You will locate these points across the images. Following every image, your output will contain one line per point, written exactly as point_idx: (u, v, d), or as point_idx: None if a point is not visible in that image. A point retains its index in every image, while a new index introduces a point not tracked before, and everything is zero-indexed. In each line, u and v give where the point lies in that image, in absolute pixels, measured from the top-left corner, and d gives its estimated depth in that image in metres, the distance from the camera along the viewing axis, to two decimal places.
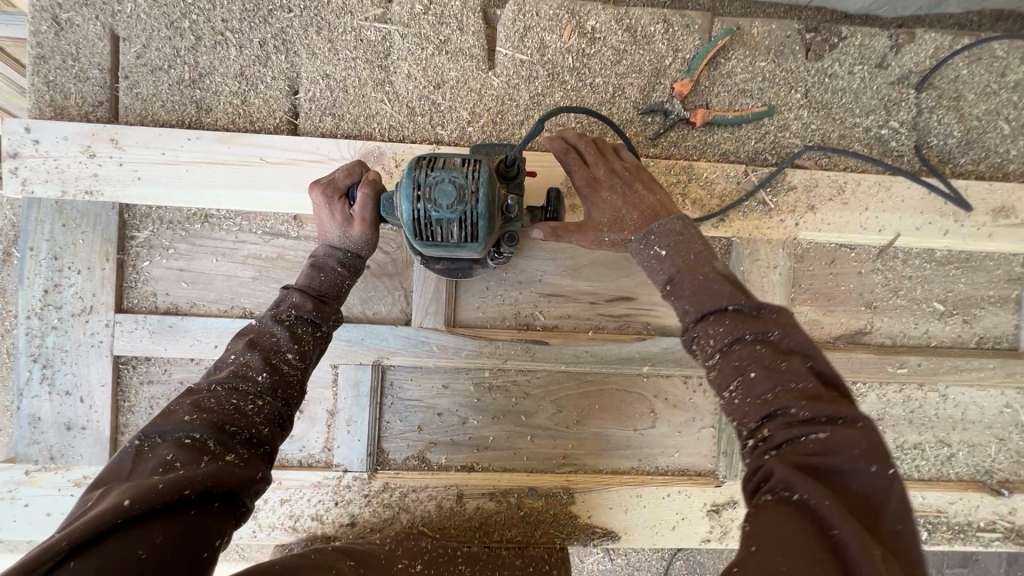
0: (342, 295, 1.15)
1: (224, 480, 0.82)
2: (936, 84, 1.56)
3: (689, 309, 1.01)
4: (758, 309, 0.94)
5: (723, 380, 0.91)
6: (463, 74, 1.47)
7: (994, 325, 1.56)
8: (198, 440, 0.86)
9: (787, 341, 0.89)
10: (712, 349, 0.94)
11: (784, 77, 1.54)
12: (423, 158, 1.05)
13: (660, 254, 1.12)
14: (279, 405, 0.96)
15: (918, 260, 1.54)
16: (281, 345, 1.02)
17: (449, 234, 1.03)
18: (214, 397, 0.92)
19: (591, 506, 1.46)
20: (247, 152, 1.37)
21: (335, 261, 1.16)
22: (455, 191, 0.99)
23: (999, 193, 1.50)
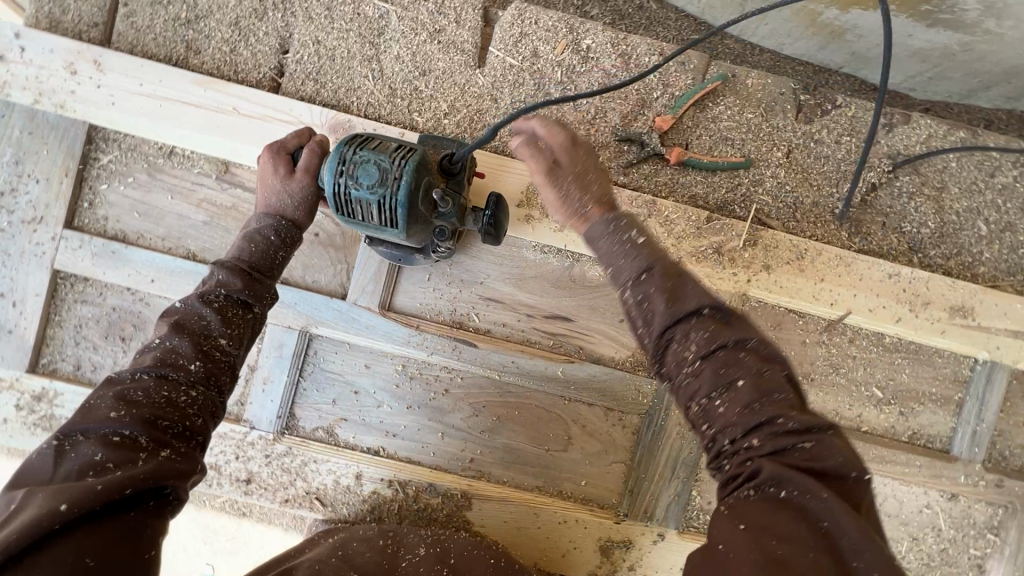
0: (276, 268, 1.12)
1: (161, 476, 0.80)
2: (920, 171, 1.54)
3: (666, 310, 0.91)
4: (725, 316, 0.92)
5: (707, 386, 0.87)
6: (451, 67, 1.49)
7: (930, 423, 1.53)
8: (128, 436, 0.83)
9: (765, 349, 0.90)
10: (694, 354, 0.89)
11: (769, 133, 1.52)
12: (358, 137, 1.09)
13: (636, 241, 1.00)
14: (213, 396, 0.95)
15: (865, 341, 1.52)
16: (212, 330, 0.98)
17: (368, 213, 1.06)
18: (142, 389, 0.89)
19: (486, 516, 1.45)
20: (222, 99, 1.38)
21: (275, 220, 1.14)
22: (377, 173, 1.03)
23: (960, 292, 1.48)
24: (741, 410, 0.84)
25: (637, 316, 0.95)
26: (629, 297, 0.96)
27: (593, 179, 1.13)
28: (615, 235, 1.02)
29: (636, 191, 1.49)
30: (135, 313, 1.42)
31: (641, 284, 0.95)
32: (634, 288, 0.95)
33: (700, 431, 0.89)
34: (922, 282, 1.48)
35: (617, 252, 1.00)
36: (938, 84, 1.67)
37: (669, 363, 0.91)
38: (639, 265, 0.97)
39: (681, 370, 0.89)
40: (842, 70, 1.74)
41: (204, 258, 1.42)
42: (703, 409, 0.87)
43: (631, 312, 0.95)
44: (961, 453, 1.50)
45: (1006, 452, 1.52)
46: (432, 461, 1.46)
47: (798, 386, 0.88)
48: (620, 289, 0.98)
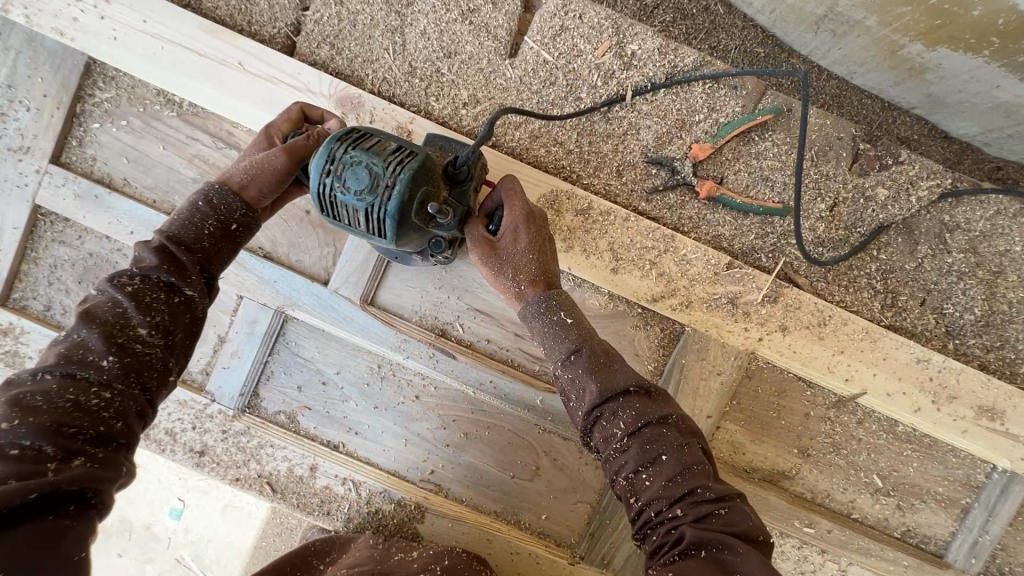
0: (205, 239, 1.00)
1: (76, 478, 0.77)
2: (977, 249, 1.38)
3: (596, 389, 0.95)
4: (649, 392, 0.97)
5: (633, 460, 0.91)
6: (479, 52, 1.36)
7: (927, 522, 1.41)
8: (27, 448, 0.76)
9: (686, 423, 0.95)
10: (621, 432, 0.92)
11: (816, 180, 1.37)
12: (354, 133, 0.99)
13: (565, 322, 1.03)
14: (134, 394, 0.86)
15: (876, 425, 1.39)
16: (128, 320, 0.89)
17: (356, 219, 0.98)
18: (42, 392, 0.80)
19: (436, 532, 1.38)
20: (229, 53, 1.28)
21: (221, 185, 1.04)
22: (367, 178, 0.93)
23: (993, 392, 1.33)
24: (666, 485, 0.88)
25: (569, 392, 0.99)
26: (561, 374, 1.00)
27: (532, 259, 1.10)
28: (545, 316, 1.04)
29: (656, 221, 1.36)
30: (111, 262, 1.37)
31: (571, 364, 0.99)
32: (565, 367, 0.99)
33: (628, 503, 0.92)
34: (951, 373, 1.33)
35: (548, 334, 1.03)
36: (1016, 145, 1.47)
37: (597, 439, 0.94)
38: (569, 345, 1.00)
39: (609, 445, 0.93)
40: (914, 111, 1.56)
41: None
42: (630, 482, 0.91)
43: (564, 388, 1.00)
44: (955, 561, 1.38)
45: (1008, 569, 1.39)
46: (390, 466, 1.40)
47: (710, 456, 0.95)
48: (552, 366, 1.02)
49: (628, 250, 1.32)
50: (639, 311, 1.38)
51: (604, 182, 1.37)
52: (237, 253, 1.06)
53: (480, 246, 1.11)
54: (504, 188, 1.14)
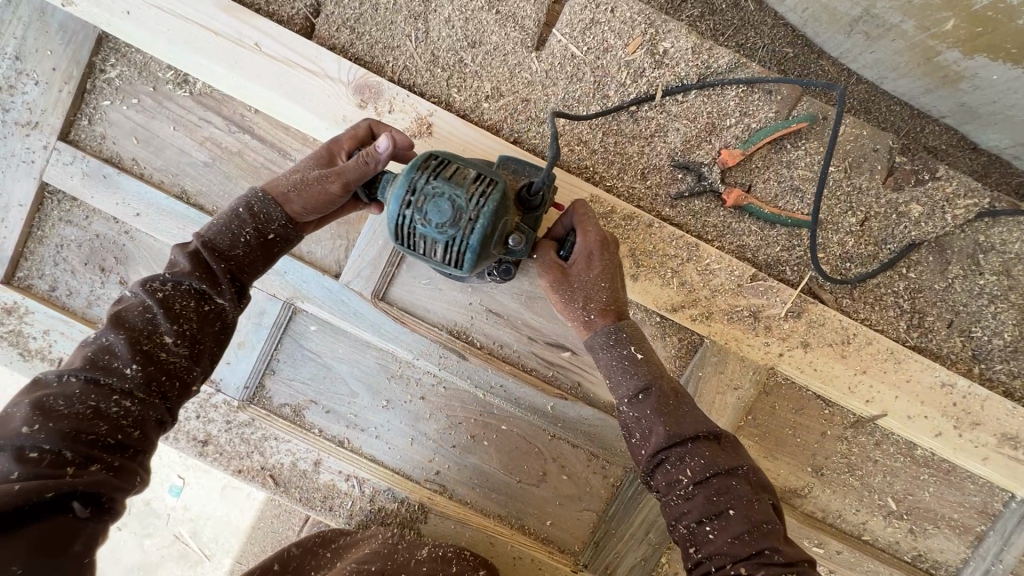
0: (240, 248, 0.99)
1: (94, 481, 0.78)
2: (1011, 272, 1.33)
3: (663, 433, 0.95)
4: (719, 439, 0.96)
5: (697, 510, 0.91)
6: (504, 43, 1.30)
7: (939, 548, 1.38)
8: (46, 450, 0.77)
9: (756, 476, 0.93)
10: (687, 479, 0.92)
11: (848, 193, 1.32)
12: (434, 160, 0.96)
13: (634, 358, 1.04)
14: (154, 402, 0.87)
15: (893, 447, 1.36)
16: (157, 329, 0.90)
17: (432, 250, 0.94)
18: (64, 396, 0.82)
19: (439, 534, 1.36)
20: (246, 33, 1.23)
21: (266, 195, 1.02)
22: (450, 211, 0.90)
23: (1018, 420, 1.29)
24: (732, 541, 0.87)
25: (633, 431, 1.00)
26: (626, 412, 1.01)
27: (603, 287, 1.08)
28: (614, 348, 1.05)
29: (679, 228, 1.32)
30: (119, 244, 1.34)
31: (638, 404, 1.00)
32: (631, 406, 1.00)
33: (686, 552, 0.92)
34: (976, 399, 1.29)
35: (617, 367, 1.04)
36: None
37: (660, 482, 0.95)
38: (638, 383, 1.01)
39: (672, 491, 0.93)
40: (944, 120, 1.50)
41: (199, 202, 1.31)
42: (692, 532, 0.91)
43: (628, 426, 1.01)
44: None
45: None
46: (395, 464, 1.37)
47: (780, 515, 0.93)
48: (617, 401, 1.02)
49: (650, 257, 1.28)
50: (656, 320, 1.34)
51: (627, 185, 1.32)
52: (272, 264, 1.04)
53: (551, 272, 1.10)
54: (576, 214, 1.12)
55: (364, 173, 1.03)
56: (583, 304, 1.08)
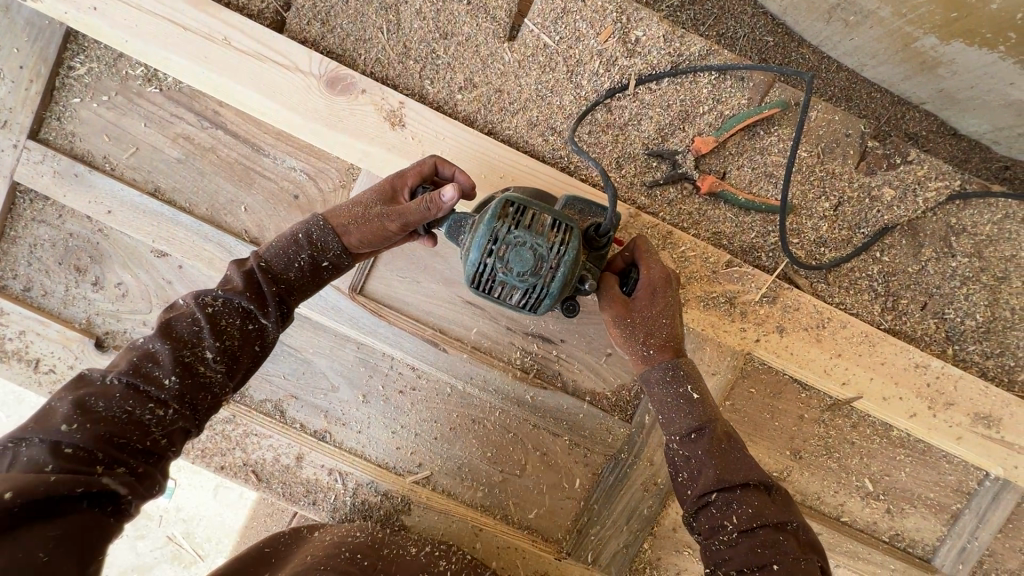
0: (294, 272, 1.00)
1: (117, 484, 0.80)
2: (982, 254, 1.35)
3: (714, 476, 0.96)
4: (770, 491, 0.97)
5: (740, 558, 0.91)
6: (477, 34, 1.30)
7: (916, 527, 1.40)
8: (79, 448, 0.78)
9: (805, 534, 0.93)
10: (733, 526, 0.93)
11: (822, 178, 1.33)
12: (512, 205, 0.97)
13: (690, 397, 1.03)
14: (185, 415, 0.88)
15: (869, 429, 1.38)
16: (201, 342, 0.90)
17: (508, 294, 0.99)
18: (105, 398, 0.83)
19: (423, 525, 1.37)
20: (215, 28, 1.22)
21: (326, 223, 1.02)
22: (532, 260, 0.94)
23: (991, 399, 1.32)
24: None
25: (682, 469, 1.01)
26: (676, 450, 1.02)
27: (666, 324, 1.08)
28: (672, 386, 1.05)
29: (655, 216, 1.33)
30: (93, 243, 1.33)
31: (692, 443, 1.00)
32: (683, 444, 1.01)
33: None
34: (949, 380, 1.31)
35: (671, 405, 1.04)
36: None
37: (704, 525, 0.96)
38: (692, 423, 1.01)
39: (715, 535, 0.95)
40: (923, 106, 1.51)
41: (172, 200, 1.31)
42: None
43: (676, 463, 1.02)
44: (941, 566, 1.38)
45: None
46: (379, 458, 1.38)
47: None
48: (671, 438, 1.03)
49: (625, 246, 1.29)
50: None
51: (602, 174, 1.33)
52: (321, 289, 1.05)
53: (613, 306, 1.08)
54: (638, 248, 1.12)
55: (426, 217, 1.01)
56: (644, 339, 1.08)
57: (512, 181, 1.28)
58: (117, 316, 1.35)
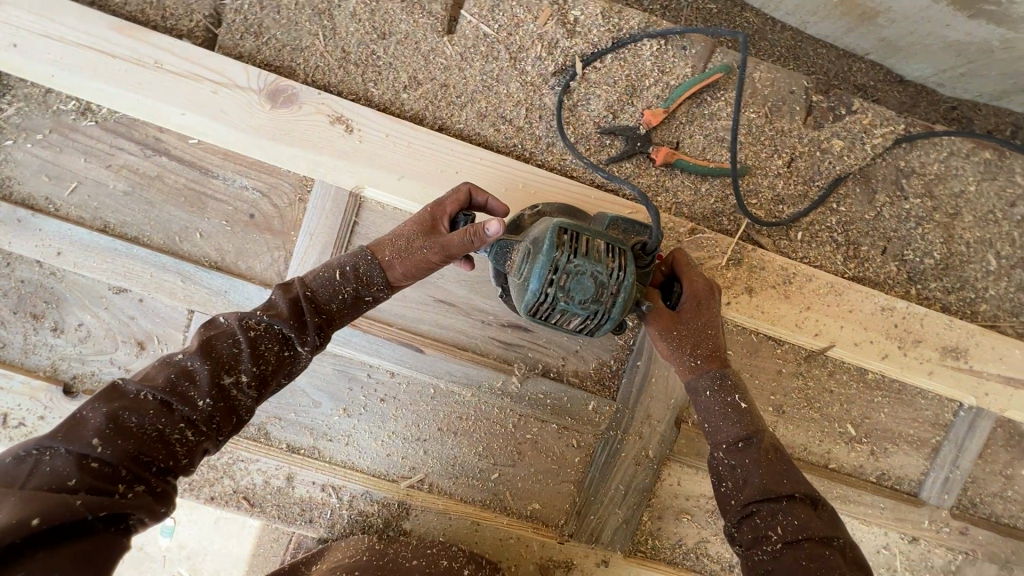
0: (337, 304, 0.99)
1: (136, 505, 0.78)
2: (934, 193, 1.38)
3: (759, 485, 0.98)
4: (816, 506, 0.98)
5: (783, 569, 0.92)
6: (415, 31, 1.29)
7: (901, 464, 1.44)
8: (106, 463, 0.77)
9: (851, 551, 0.94)
10: (777, 536, 0.94)
11: (772, 137, 1.35)
12: (566, 232, 0.99)
13: (739, 407, 1.07)
14: (210, 436, 0.87)
15: (846, 375, 1.41)
16: (238, 364, 0.90)
17: (566, 319, 1.01)
18: (138, 414, 0.82)
19: (423, 526, 1.37)
20: (144, 52, 1.19)
21: (373, 257, 1.02)
22: (594, 288, 0.97)
23: (955, 332, 1.37)
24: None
25: (726, 478, 1.03)
26: (722, 459, 1.04)
27: (713, 335, 1.11)
28: (720, 394, 1.08)
29: (614, 193, 1.34)
30: (47, 287, 1.29)
31: (738, 452, 1.03)
32: (730, 453, 1.04)
33: None
34: (915, 319, 1.36)
35: (718, 412, 1.07)
36: (968, 81, 1.47)
37: (747, 534, 0.97)
38: (740, 432, 1.04)
39: (758, 545, 0.95)
40: (866, 57, 1.54)
41: (124, 234, 1.28)
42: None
43: (721, 472, 1.04)
44: (928, 499, 1.43)
45: (977, 500, 1.45)
46: (371, 467, 1.37)
47: None
48: (716, 448, 1.06)
49: None
50: None
51: (557, 159, 1.33)
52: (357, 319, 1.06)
53: (660, 318, 1.10)
54: (680, 263, 1.17)
55: (467, 249, 1.02)
56: (693, 350, 1.10)
57: (468, 175, 1.27)
58: (83, 358, 1.31)
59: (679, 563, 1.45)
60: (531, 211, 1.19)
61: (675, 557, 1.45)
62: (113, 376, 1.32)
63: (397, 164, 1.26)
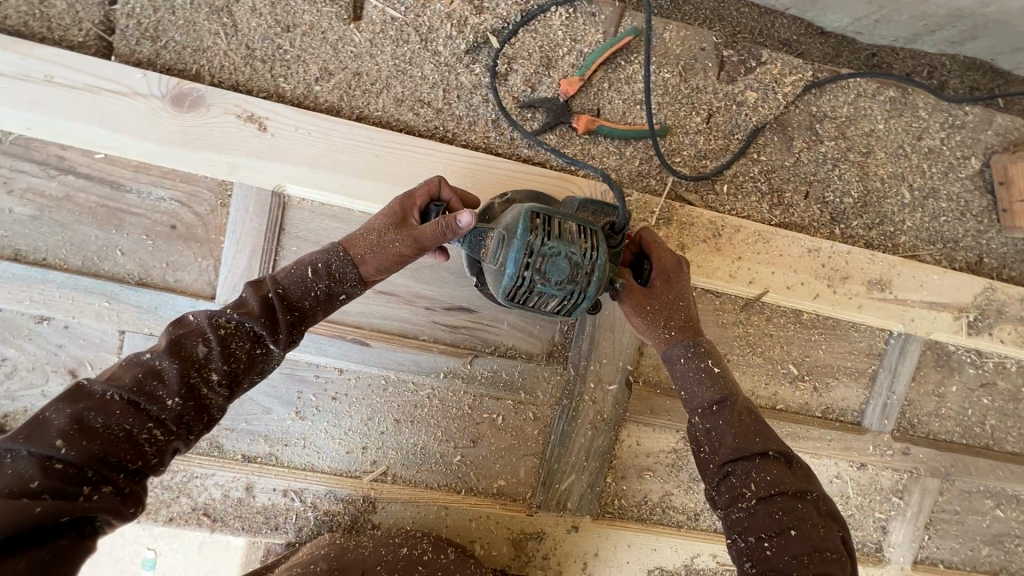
0: (310, 301, 0.97)
1: (102, 507, 0.74)
2: (846, 134, 1.44)
3: (733, 445, 0.96)
4: (790, 462, 0.96)
5: (759, 525, 0.91)
6: (320, 20, 1.26)
7: (843, 396, 1.52)
8: (71, 464, 0.73)
9: (825, 504, 0.93)
10: (751, 493, 0.93)
11: (688, 95, 1.38)
12: (539, 216, 0.99)
13: (712, 370, 1.05)
14: (180, 436, 0.84)
15: (783, 318, 1.47)
16: (208, 362, 0.87)
17: (544, 302, 1.01)
18: (104, 414, 0.78)
19: (390, 517, 1.38)
20: (32, 66, 1.13)
21: (344, 252, 1.01)
22: (569, 269, 0.97)
23: (879, 266, 1.43)
24: (790, 562, 0.86)
25: (703, 442, 1.00)
26: (697, 423, 1.02)
27: (685, 306, 1.12)
28: (695, 360, 1.06)
29: (541, 165, 1.35)
30: None
31: (712, 415, 1.01)
32: (705, 417, 1.02)
33: (743, 568, 0.91)
34: (841, 256, 1.42)
35: (693, 377, 1.06)
36: (883, 28, 1.52)
37: (724, 494, 0.95)
38: (713, 395, 1.02)
39: (734, 505, 0.94)
40: (787, 12, 1.57)
41: (37, 260, 1.22)
42: (751, 547, 0.91)
43: (697, 438, 1.02)
44: (870, 426, 1.51)
45: (914, 420, 1.54)
46: (331, 466, 1.36)
47: (849, 548, 0.91)
48: (691, 411, 1.04)
49: None
50: None
51: (481, 137, 1.33)
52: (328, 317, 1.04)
53: (631, 294, 1.10)
54: (647, 240, 1.17)
55: (439, 241, 1.04)
56: (667, 322, 1.10)
57: (391, 162, 1.26)
58: (11, 395, 1.26)
59: (646, 519, 1.49)
60: (500, 200, 1.20)
61: (643, 513, 1.49)
62: None
63: (317, 158, 1.23)
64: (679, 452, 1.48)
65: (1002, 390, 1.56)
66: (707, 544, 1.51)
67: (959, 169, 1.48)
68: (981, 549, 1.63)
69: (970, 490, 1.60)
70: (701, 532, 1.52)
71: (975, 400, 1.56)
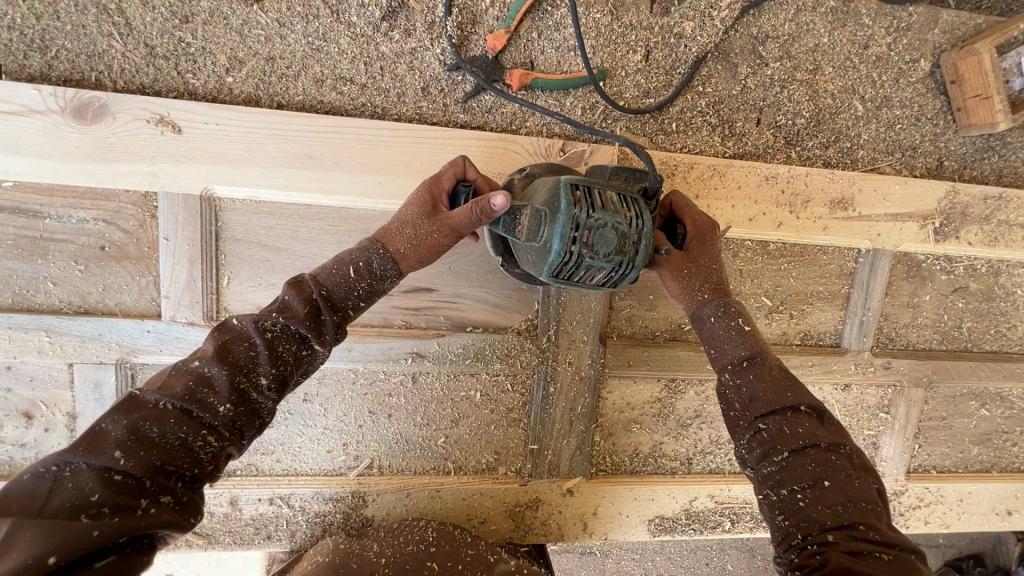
0: (352, 300, 0.93)
1: (162, 520, 0.71)
2: (792, 53, 1.39)
3: (763, 399, 0.93)
4: (821, 416, 0.94)
5: (793, 477, 0.87)
6: (218, 5, 1.17)
7: (819, 321, 1.51)
8: (129, 475, 0.71)
9: (859, 458, 0.90)
10: (785, 447, 0.89)
11: (623, 33, 1.31)
12: (579, 188, 0.95)
13: (742, 328, 1.03)
14: (236, 441, 0.81)
15: (752, 252, 1.43)
16: (256, 366, 0.83)
17: (593, 275, 0.97)
18: (160, 424, 0.75)
19: (384, 508, 1.36)
20: None
21: (382, 249, 0.97)
22: (618, 240, 0.93)
23: (839, 184, 1.41)
24: (824, 510, 0.83)
25: (733, 399, 0.97)
26: (727, 380, 0.99)
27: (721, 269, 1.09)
28: (726, 319, 1.04)
29: (479, 129, 1.29)
30: None
31: (742, 371, 0.97)
32: (735, 373, 0.98)
33: (774, 521, 0.88)
34: (800, 180, 1.39)
35: (726, 335, 1.02)
36: None
37: (755, 449, 0.91)
38: (744, 351, 0.99)
39: (767, 458, 0.90)
40: None
41: None
42: (783, 500, 0.87)
43: (727, 394, 0.98)
44: (850, 345, 1.51)
45: (890, 333, 1.54)
46: (314, 467, 1.34)
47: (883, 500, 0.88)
48: (722, 367, 1.00)
49: None
50: None
51: (412, 107, 1.27)
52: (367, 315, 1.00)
53: (672, 261, 1.08)
54: (679, 205, 1.15)
55: (474, 225, 1.00)
56: (704, 285, 1.07)
57: (320, 149, 1.20)
58: None
59: (639, 470, 1.49)
60: (520, 175, 1.15)
61: (636, 465, 1.49)
62: (10, 454, 1.24)
63: (244, 154, 1.17)
64: (664, 401, 1.47)
65: (975, 292, 1.56)
66: (703, 486, 1.51)
67: (909, 73, 1.43)
68: (971, 450, 1.65)
69: (954, 395, 1.61)
70: (696, 475, 1.52)
71: (950, 305, 1.56)
